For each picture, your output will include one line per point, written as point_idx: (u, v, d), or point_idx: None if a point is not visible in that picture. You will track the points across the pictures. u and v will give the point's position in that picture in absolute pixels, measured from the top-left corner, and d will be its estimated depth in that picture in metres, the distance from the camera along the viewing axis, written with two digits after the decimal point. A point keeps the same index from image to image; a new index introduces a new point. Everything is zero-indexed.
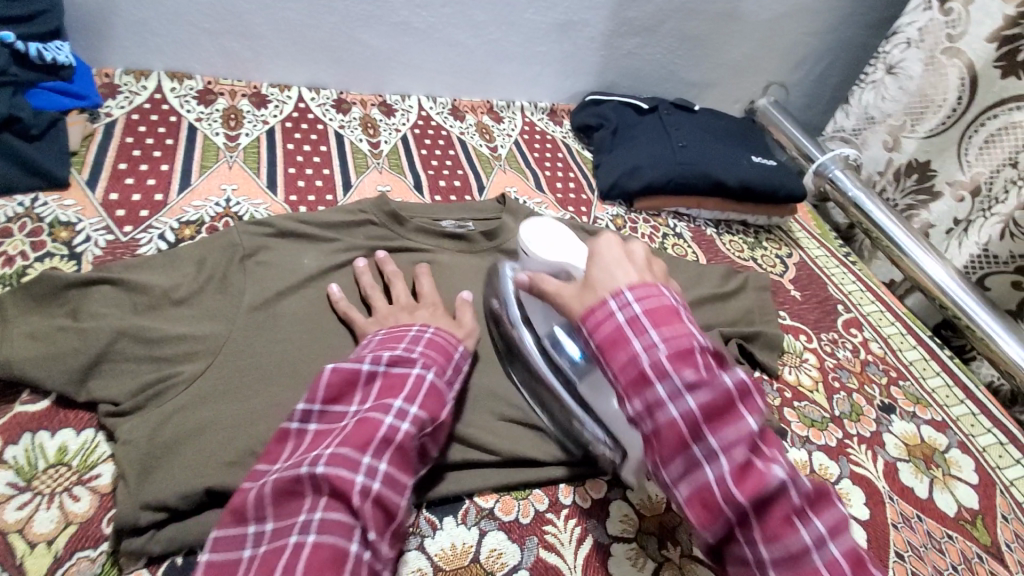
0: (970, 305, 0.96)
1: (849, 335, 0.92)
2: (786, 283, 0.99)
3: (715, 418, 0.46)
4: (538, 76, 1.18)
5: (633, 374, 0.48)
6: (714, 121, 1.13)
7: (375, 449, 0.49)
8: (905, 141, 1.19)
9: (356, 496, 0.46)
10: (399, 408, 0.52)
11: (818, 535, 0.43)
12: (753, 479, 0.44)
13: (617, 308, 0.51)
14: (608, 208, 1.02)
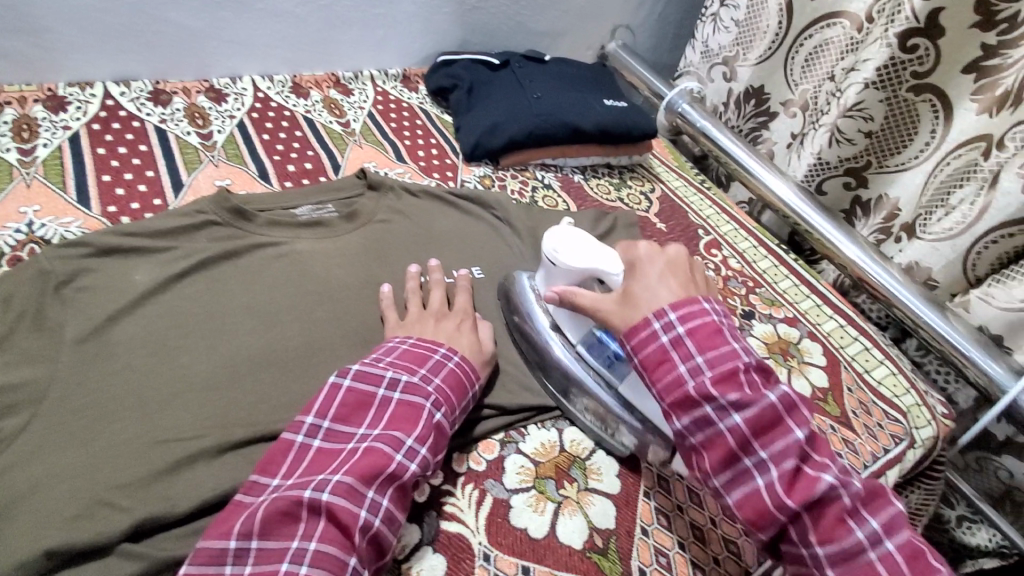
0: (806, 210, 1.07)
1: (711, 256, 0.99)
2: (651, 216, 1.04)
3: (763, 433, 0.52)
4: (382, 40, 1.12)
5: (678, 394, 0.55)
6: (565, 69, 1.14)
7: (380, 484, 0.50)
8: (739, 69, 1.26)
9: (358, 533, 0.48)
10: (410, 448, 0.53)
11: (873, 534, 0.50)
12: (802, 488, 0.51)
13: (659, 329, 0.57)
14: (475, 169, 1.01)
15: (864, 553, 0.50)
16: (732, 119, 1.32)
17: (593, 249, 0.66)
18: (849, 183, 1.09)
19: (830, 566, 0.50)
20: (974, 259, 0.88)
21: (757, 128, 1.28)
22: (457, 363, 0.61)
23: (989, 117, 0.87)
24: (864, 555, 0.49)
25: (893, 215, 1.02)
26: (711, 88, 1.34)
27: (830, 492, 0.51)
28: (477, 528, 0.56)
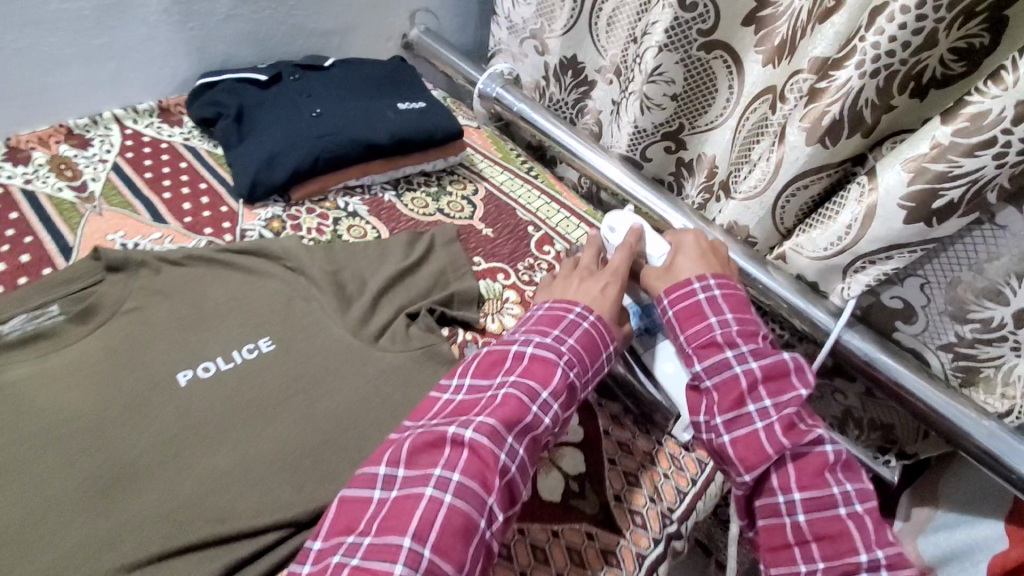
0: (627, 182, 1.03)
1: (543, 254, 0.94)
2: (476, 223, 0.96)
3: (773, 381, 0.63)
4: (118, 75, 0.91)
5: (706, 338, 0.66)
6: (349, 74, 1.00)
7: (518, 435, 0.58)
8: (550, 42, 1.19)
9: (497, 476, 0.55)
10: (543, 401, 0.60)
11: (846, 495, 0.59)
12: (796, 433, 0.60)
13: (700, 290, 0.69)
14: (260, 212, 0.86)
15: (835, 508, 0.59)
16: (556, 92, 1.25)
17: (650, 235, 0.78)
18: (670, 147, 1.06)
19: (805, 513, 0.59)
20: (780, 213, 0.87)
21: (581, 97, 1.22)
22: (591, 321, 0.66)
23: (774, 68, 0.86)
24: (836, 513, 0.58)
25: (713, 173, 1.01)
26: (528, 65, 1.26)
27: (834, 494, 0.59)
28: None
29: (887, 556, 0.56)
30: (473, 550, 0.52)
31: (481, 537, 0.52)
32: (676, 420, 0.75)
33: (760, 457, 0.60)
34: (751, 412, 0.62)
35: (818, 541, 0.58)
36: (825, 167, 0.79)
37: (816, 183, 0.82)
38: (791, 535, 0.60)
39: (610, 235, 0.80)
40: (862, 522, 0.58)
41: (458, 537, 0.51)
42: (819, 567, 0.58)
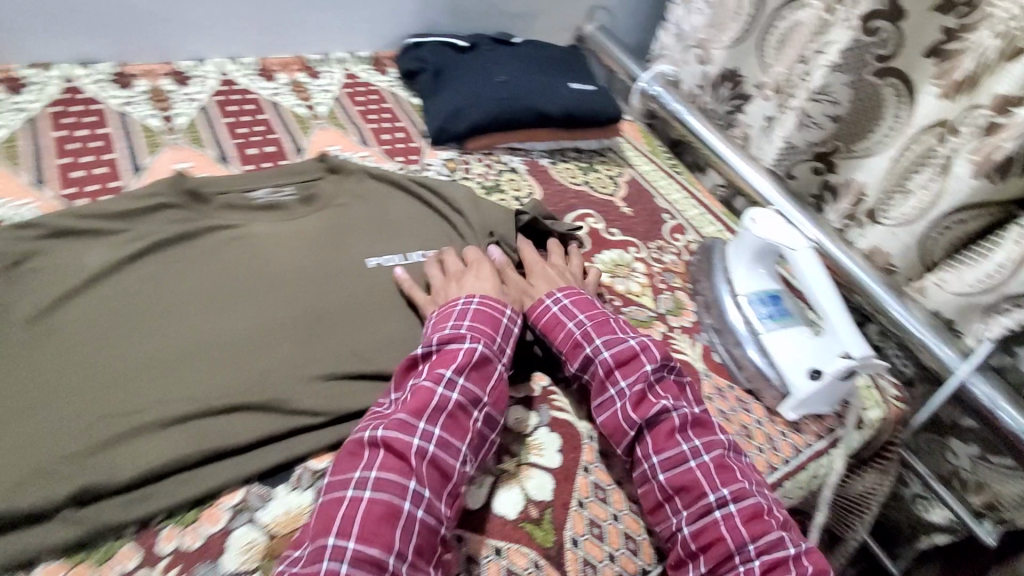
0: (768, 192, 1.08)
1: (674, 241, 1.00)
2: (617, 201, 1.04)
3: (623, 365, 0.67)
4: (350, 24, 1.11)
5: (570, 343, 0.70)
6: (532, 51, 1.13)
7: (430, 416, 0.56)
8: (714, 52, 1.25)
9: (414, 457, 0.54)
10: (450, 378, 0.59)
11: (693, 447, 0.62)
12: (647, 405, 0.64)
13: (551, 302, 0.73)
14: (440, 153, 1.01)
15: (685, 460, 0.61)
16: (709, 103, 1.31)
17: (787, 232, 0.81)
18: (818, 168, 1.08)
19: (663, 472, 0.61)
20: (929, 244, 0.90)
21: (733, 109, 1.26)
22: (480, 304, 0.67)
23: (951, 102, 0.85)
24: (686, 464, 0.61)
25: (859, 200, 1.00)
26: (687, 71, 1.33)
27: (683, 450, 0.62)
28: None
29: (732, 492, 0.59)
30: (410, 535, 0.51)
31: (416, 519, 0.51)
32: (783, 399, 0.79)
33: (623, 432, 0.65)
34: (612, 395, 0.66)
35: (678, 492, 0.60)
36: (988, 205, 0.82)
37: (975, 220, 0.84)
38: (660, 493, 0.62)
39: (751, 226, 0.84)
40: (715, 458, 0.61)
41: (388, 524, 0.50)
42: (684, 517, 0.59)
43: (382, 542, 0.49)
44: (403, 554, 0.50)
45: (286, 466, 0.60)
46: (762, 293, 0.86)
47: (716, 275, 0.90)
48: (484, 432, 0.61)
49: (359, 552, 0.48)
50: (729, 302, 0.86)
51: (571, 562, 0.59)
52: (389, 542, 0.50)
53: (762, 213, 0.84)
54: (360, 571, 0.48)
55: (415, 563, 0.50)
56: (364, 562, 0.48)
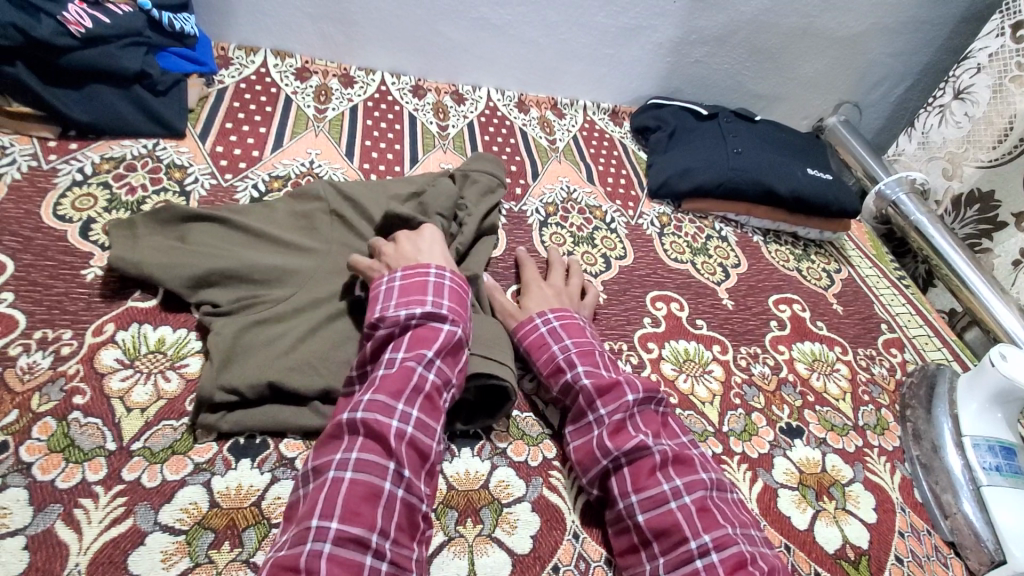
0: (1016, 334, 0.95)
1: (888, 354, 0.91)
2: (828, 296, 0.98)
3: (603, 394, 0.61)
4: (604, 78, 1.21)
5: (552, 366, 0.66)
6: (773, 132, 1.14)
7: (409, 398, 0.53)
8: (966, 168, 1.14)
9: (393, 439, 0.50)
10: (430, 359, 0.56)
11: (675, 487, 0.55)
12: (624, 437, 0.58)
13: (541, 322, 0.69)
14: (656, 206, 1.05)
15: (666, 501, 0.55)
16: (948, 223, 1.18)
17: None
18: None
19: (642, 512, 0.55)
20: None
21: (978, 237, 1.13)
22: (456, 282, 0.63)
23: None
24: (667, 504, 0.55)
25: None
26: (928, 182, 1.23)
27: (664, 491, 0.55)
28: (573, 507, 0.60)
29: (714, 539, 0.52)
30: (393, 512, 0.48)
31: (398, 498, 0.49)
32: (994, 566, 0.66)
33: (594, 460, 0.59)
34: (591, 422, 0.61)
35: (658, 539, 0.54)
36: None
37: None
38: (636, 536, 0.55)
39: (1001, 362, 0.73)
40: (702, 505, 0.55)
41: (369, 507, 0.47)
42: (660, 564, 0.53)
43: (364, 522, 0.46)
44: (386, 532, 0.47)
45: (473, 434, 0.63)
46: (993, 440, 0.74)
47: (936, 406, 0.80)
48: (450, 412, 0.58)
49: (344, 531, 0.45)
50: (949, 438, 0.75)
51: None
52: (372, 522, 0.47)
53: (1017, 353, 0.73)
54: (343, 550, 0.44)
55: (397, 541, 0.48)
56: (348, 543, 0.45)
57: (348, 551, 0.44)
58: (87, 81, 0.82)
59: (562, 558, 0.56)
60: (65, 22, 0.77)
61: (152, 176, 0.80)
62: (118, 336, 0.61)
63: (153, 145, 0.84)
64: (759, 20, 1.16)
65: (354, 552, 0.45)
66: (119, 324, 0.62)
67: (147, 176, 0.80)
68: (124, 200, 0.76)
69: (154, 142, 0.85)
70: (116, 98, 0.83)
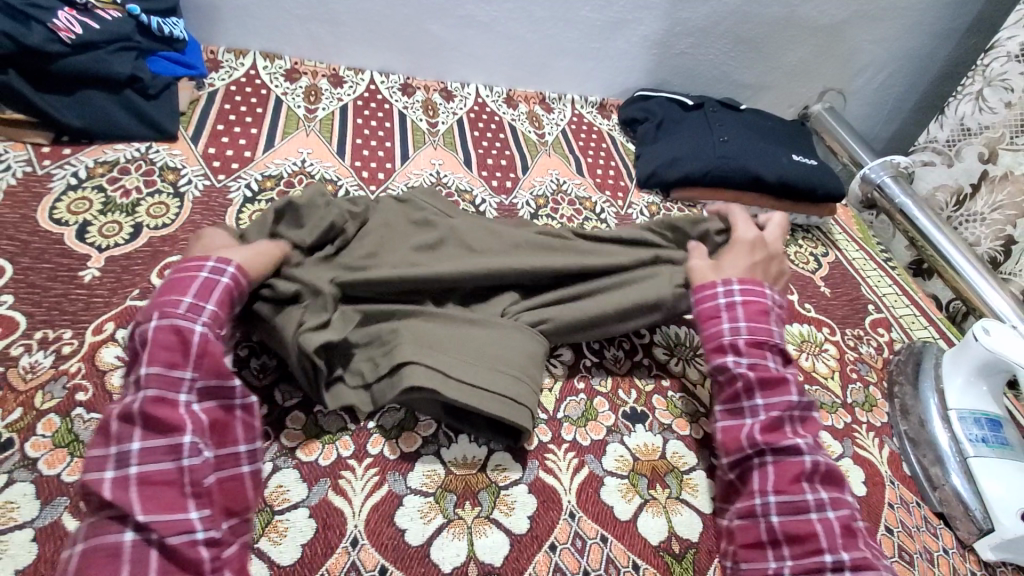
0: (1002, 311, 0.96)
1: (876, 334, 0.93)
2: (816, 279, 1.00)
3: (768, 386, 0.62)
4: (590, 71, 1.22)
5: (716, 343, 0.65)
6: (759, 120, 1.15)
7: (134, 428, 0.47)
8: (1003, 153, 1.13)
9: (113, 486, 0.44)
10: (153, 375, 0.49)
11: (819, 500, 0.56)
12: (778, 436, 0.59)
13: (721, 292, 0.67)
14: (645, 195, 1.06)
15: (807, 510, 0.56)
16: (977, 205, 1.18)
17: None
18: None
19: (778, 514, 0.56)
20: None
21: (1006, 223, 1.13)
22: (223, 280, 0.55)
23: None
24: (807, 513, 0.56)
25: None
26: (960, 168, 1.22)
27: (807, 500, 0.56)
28: (569, 489, 0.61)
29: (852, 558, 0.53)
30: (145, 558, 0.43)
31: (146, 544, 0.43)
32: (983, 534, 0.68)
33: (739, 447, 0.61)
34: (745, 411, 0.62)
35: (789, 544, 0.55)
36: None
37: None
38: (764, 535, 0.56)
39: (985, 335, 0.75)
40: (837, 514, 0.56)
41: (108, 569, 0.42)
42: (787, 565, 0.55)
43: None
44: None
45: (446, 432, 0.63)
46: (979, 413, 0.76)
47: (923, 382, 0.82)
48: (210, 417, 0.52)
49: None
50: (936, 413, 0.77)
51: None
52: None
53: (999, 327, 0.76)
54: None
55: None
56: None
57: None
58: (79, 86, 0.83)
59: (558, 537, 0.57)
60: (56, 29, 0.78)
61: (146, 179, 0.81)
62: (119, 334, 0.62)
63: (146, 148, 0.85)
64: (742, 10, 1.18)
65: None
66: (118, 323, 0.63)
67: (141, 179, 0.81)
68: (119, 202, 0.77)
69: (147, 145, 0.86)
70: (108, 102, 0.84)
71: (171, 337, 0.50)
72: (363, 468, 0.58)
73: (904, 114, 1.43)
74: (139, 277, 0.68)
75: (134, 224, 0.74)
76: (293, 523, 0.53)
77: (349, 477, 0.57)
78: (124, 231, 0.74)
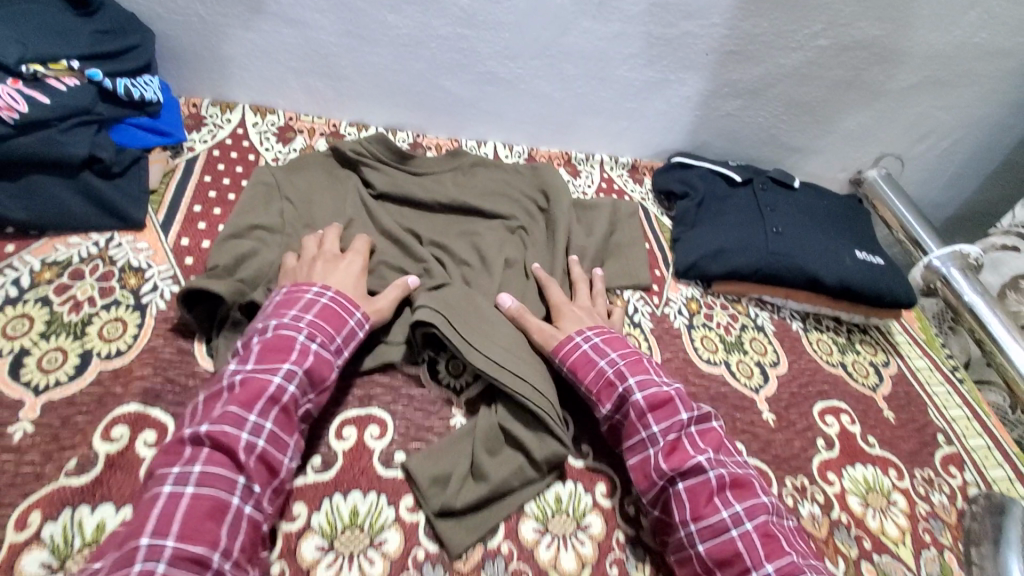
0: None
1: (947, 476, 0.81)
2: (878, 399, 0.87)
3: (658, 409, 0.64)
4: (623, 132, 1.08)
5: (602, 384, 0.68)
6: (814, 200, 1.01)
7: (262, 409, 0.55)
8: None
9: (240, 452, 0.52)
10: (288, 370, 0.57)
11: (735, 515, 0.58)
12: (680, 457, 0.61)
13: (582, 340, 0.71)
14: (682, 289, 0.93)
15: (727, 529, 0.58)
16: None
17: None
18: None
19: (702, 541, 0.58)
20: None
21: None
22: (330, 298, 0.65)
23: None
24: (726, 531, 0.58)
25: None
26: None
27: (724, 519, 0.58)
28: None
29: (777, 568, 0.55)
30: (237, 531, 0.50)
31: (244, 516, 0.50)
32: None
33: (651, 480, 0.62)
34: (644, 438, 0.64)
35: (721, 570, 0.56)
36: None
37: None
38: (699, 566, 0.58)
39: None
40: (756, 524, 0.58)
41: (212, 521, 0.48)
42: None
43: (205, 540, 0.48)
44: (229, 553, 0.48)
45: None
46: None
47: (1008, 553, 0.71)
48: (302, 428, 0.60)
49: (180, 549, 0.46)
50: None
51: None
52: (215, 539, 0.48)
53: None
54: (179, 569, 0.46)
55: (239, 562, 0.49)
56: (184, 562, 0.46)
57: (185, 570, 0.46)
58: (26, 170, 0.69)
59: None
60: None
61: (103, 285, 0.68)
62: (46, 530, 0.50)
63: (105, 242, 0.72)
64: (800, 71, 1.03)
65: (191, 572, 0.46)
66: (46, 513, 0.50)
67: (97, 286, 0.68)
68: (66, 320, 0.64)
69: (107, 237, 0.73)
70: (61, 188, 0.71)
71: (296, 342, 0.60)
72: None
73: (966, 182, 1.28)
74: (79, 436, 0.56)
75: (83, 353, 0.62)
76: None
77: None
78: (69, 362, 0.61)
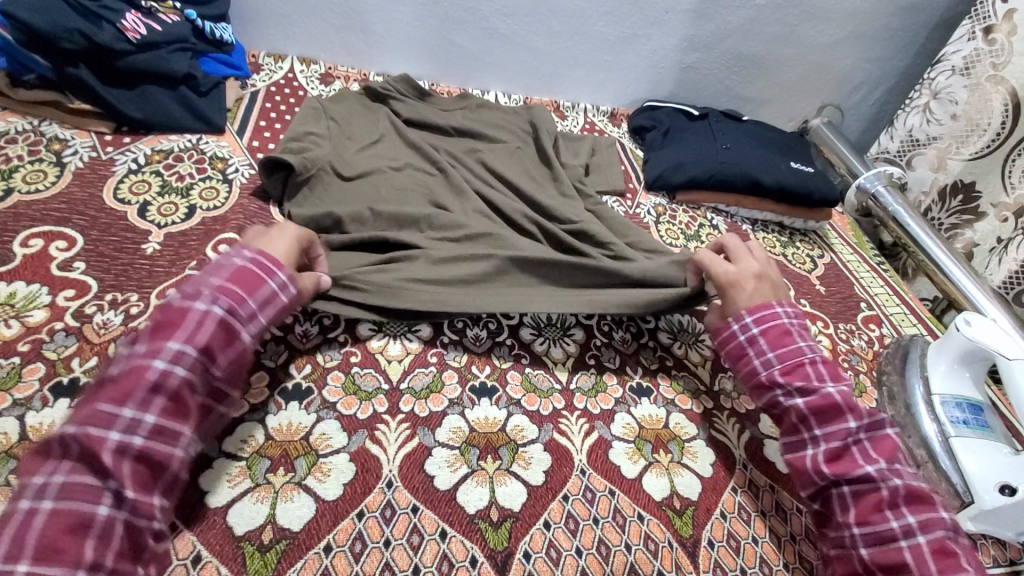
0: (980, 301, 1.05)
1: (867, 329, 0.99)
2: (812, 278, 1.07)
3: (823, 415, 0.64)
4: (603, 82, 1.31)
5: (755, 380, 0.69)
6: (760, 131, 1.23)
7: (144, 398, 0.49)
8: (950, 162, 1.23)
9: (107, 455, 0.46)
10: (174, 350, 0.51)
11: (907, 526, 0.57)
12: (847, 465, 0.61)
13: (738, 330, 0.71)
14: (652, 197, 1.13)
15: (895, 539, 0.56)
16: (933, 213, 1.28)
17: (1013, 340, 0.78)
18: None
19: (865, 545, 0.58)
20: None
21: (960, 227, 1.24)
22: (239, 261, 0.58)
23: None
24: (895, 541, 0.56)
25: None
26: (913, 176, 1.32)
27: (893, 528, 0.57)
28: (580, 448, 0.68)
29: None
30: (109, 538, 0.44)
31: (116, 523, 0.45)
32: (964, 507, 0.74)
33: (811, 481, 0.63)
34: (805, 443, 0.64)
35: None
36: None
37: None
38: (859, 566, 0.58)
39: (969, 327, 0.82)
40: (923, 535, 0.56)
41: (73, 537, 0.43)
42: None
43: (69, 557, 0.42)
44: (99, 565, 0.43)
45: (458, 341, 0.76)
46: (961, 398, 0.82)
47: (909, 372, 0.88)
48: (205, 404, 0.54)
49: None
50: (921, 400, 0.84)
51: (704, 560, 0.62)
52: (79, 556, 0.42)
53: (979, 318, 0.82)
54: None
55: (116, 569, 0.44)
56: None
57: None
58: (141, 81, 0.91)
59: (571, 489, 0.64)
60: (124, 29, 0.87)
61: (198, 166, 0.89)
62: None
63: (197, 140, 0.93)
64: (746, 28, 1.26)
65: None
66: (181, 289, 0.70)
67: (194, 166, 0.89)
68: (174, 186, 0.85)
69: (197, 137, 0.94)
70: (165, 97, 0.92)
71: (193, 311, 0.53)
72: (396, 422, 0.65)
73: None
74: (195, 251, 0.76)
75: (188, 205, 0.82)
76: (336, 464, 0.60)
77: (384, 430, 0.64)
78: (180, 211, 0.81)
